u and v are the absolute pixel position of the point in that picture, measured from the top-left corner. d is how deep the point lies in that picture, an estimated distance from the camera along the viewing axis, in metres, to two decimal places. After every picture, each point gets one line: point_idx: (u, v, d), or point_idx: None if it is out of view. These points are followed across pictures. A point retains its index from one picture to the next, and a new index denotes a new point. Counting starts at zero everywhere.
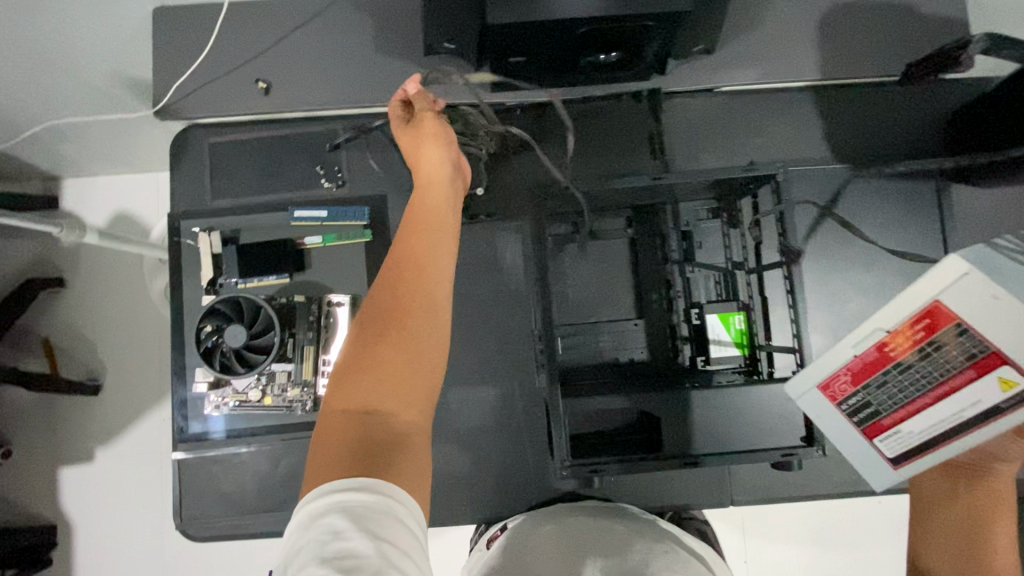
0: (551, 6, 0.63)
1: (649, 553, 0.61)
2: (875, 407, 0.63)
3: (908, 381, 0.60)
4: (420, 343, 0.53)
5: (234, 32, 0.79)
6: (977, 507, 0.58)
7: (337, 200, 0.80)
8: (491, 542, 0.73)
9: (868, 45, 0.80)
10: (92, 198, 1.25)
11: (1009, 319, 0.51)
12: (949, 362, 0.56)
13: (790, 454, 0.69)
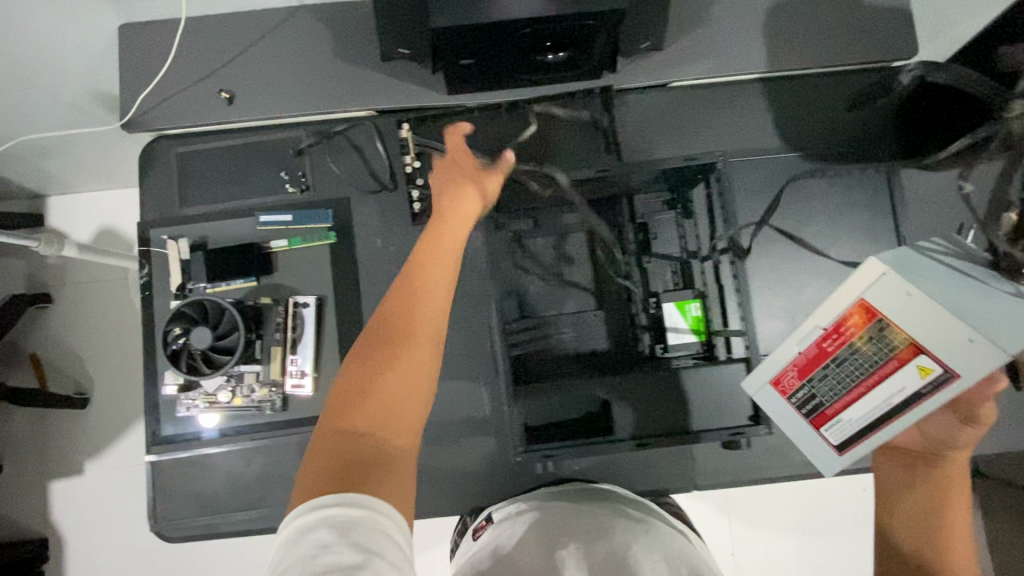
0: (493, 9, 0.65)
1: (633, 534, 0.61)
2: (819, 399, 0.68)
3: (844, 373, 0.65)
4: (419, 366, 0.54)
5: (198, 45, 0.81)
6: (936, 488, 0.60)
7: (301, 204, 0.82)
8: (477, 533, 0.72)
9: (815, 36, 0.82)
10: (76, 214, 1.27)
11: (923, 312, 0.57)
12: (877, 354, 0.61)
13: (737, 432, 0.74)
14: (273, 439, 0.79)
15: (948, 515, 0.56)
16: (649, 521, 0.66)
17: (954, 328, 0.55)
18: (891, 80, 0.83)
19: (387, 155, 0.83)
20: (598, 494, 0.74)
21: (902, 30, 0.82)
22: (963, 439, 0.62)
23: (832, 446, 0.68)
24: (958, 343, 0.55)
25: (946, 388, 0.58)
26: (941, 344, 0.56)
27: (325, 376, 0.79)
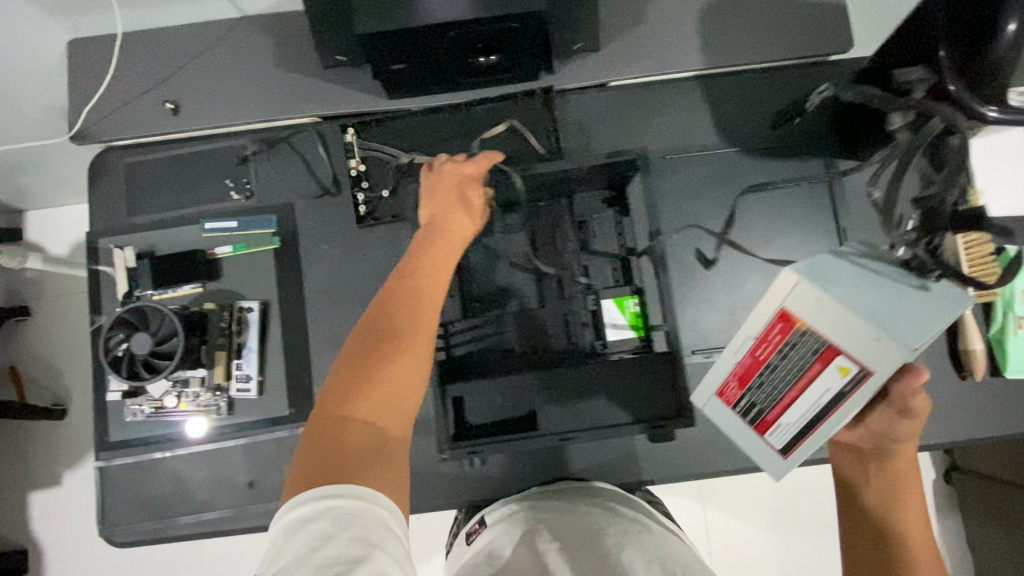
0: (417, 13, 0.66)
1: (626, 535, 0.62)
2: (761, 407, 0.63)
3: (777, 379, 0.59)
4: (417, 363, 0.55)
5: (143, 57, 0.83)
6: (890, 491, 0.57)
7: (246, 210, 0.83)
8: (470, 537, 0.73)
9: (751, 34, 0.83)
10: (53, 228, 1.29)
11: (836, 315, 0.51)
12: (802, 359, 0.56)
13: (656, 425, 0.76)
14: (219, 442, 0.80)
15: (911, 531, 0.55)
16: (639, 521, 0.67)
17: (861, 327, 0.50)
18: (799, 113, 0.81)
19: (330, 160, 0.85)
20: (591, 491, 0.76)
21: (838, 24, 0.82)
22: (907, 432, 0.58)
23: (776, 450, 0.64)
24: (867, 340, 0.50)
25: (867, 385, 0.53)
26: (853, 342, 0.51)
27: (270, 379, 0.80)
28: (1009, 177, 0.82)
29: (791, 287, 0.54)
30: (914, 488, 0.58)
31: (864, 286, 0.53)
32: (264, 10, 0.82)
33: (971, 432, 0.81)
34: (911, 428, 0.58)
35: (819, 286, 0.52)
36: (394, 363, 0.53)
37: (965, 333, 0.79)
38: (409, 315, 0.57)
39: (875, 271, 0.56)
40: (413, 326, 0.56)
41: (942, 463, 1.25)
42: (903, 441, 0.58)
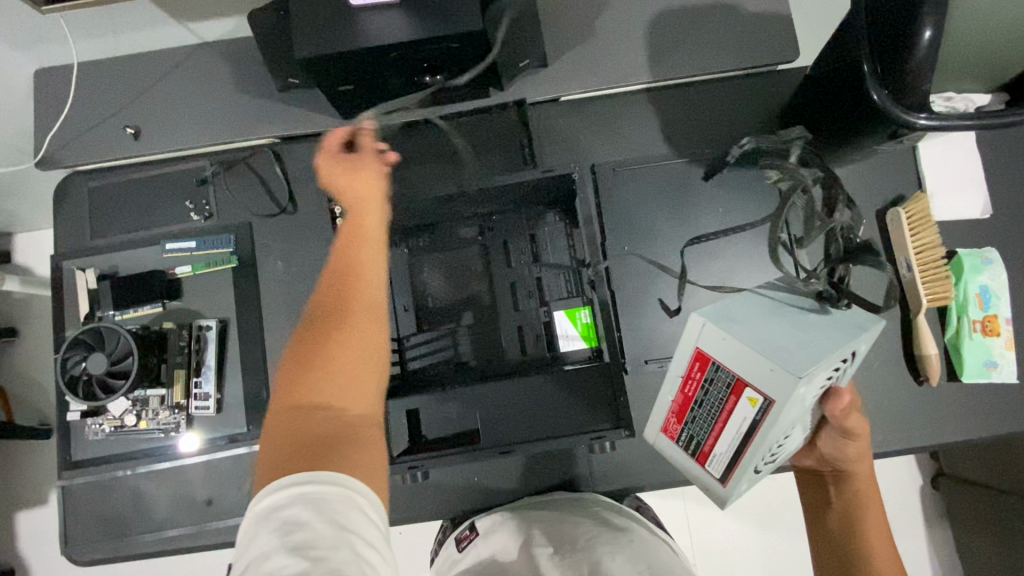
0: (355, 37, 0.68)
1: (612, 544, 0.62)
2: (699, 440, 0.64)
3: (706, 413, 0.62)
4: (367, 338, 0.55)
5: (106, 85, 0.85)
6: (850, 507, 0.63)
7: (205, 231, 0.85)
8: (461, 545, 0.75)
9: (699, 44, 0.83)
10: (42, 250, 1.32)
11: (739, 352, 0.54)
12: (719, 391, 0.59)
13: (597, 437, 0.74)
14: (177, 461, 0.81)
15: (867, 546, 0.60)
16: (630, 529, 0.67)
17: (759, 360, 0.53)
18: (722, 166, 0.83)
19: (287, 179, 0.86)
20: (583, 502, 0.76)
21: (785, 34, 0.83)
22: (858, 452, 0.62)
23: (717, 478, 0.65)
24: (765, 371, 0.53)
25: (775, 413, 0.54)
26: (756, 374, 0.54)
27: (228, 396, 0.81)
28: (957, 182, 0.82)
29: (699, 329, 0.58)
30: (872, 498, 0.63)
31: (763, 320, 0.58)
32: (220, 36, 0.84)
33: (935, 439, 0.79)
34: (859, 447, 0.62)
35: (724, 326, 0.56)
36: (343, 338, 0.54)
37: (919, 338, 0.78)
38: (350, 293, 0.58)
39: (783, 304, 0.61)
40: (355, 303, 0.57)
41: (929, 468, 1.22)
42: (856, 460, 0.63)
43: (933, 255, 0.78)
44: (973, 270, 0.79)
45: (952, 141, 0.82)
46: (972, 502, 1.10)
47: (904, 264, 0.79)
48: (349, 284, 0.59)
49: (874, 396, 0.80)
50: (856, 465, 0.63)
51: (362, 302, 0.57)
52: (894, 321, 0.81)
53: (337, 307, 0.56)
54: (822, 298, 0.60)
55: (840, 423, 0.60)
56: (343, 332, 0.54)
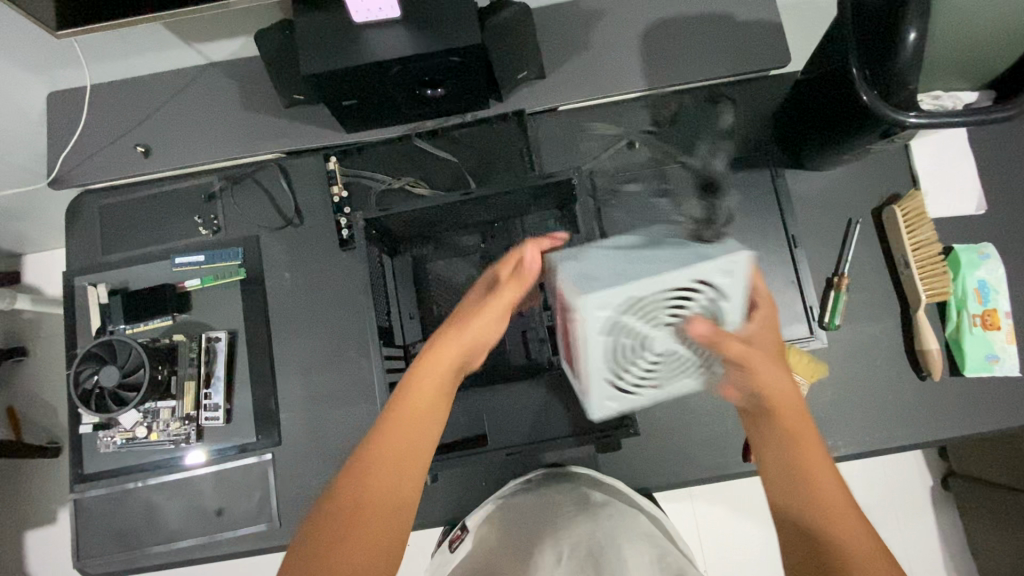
0: (358, 54, 0.70)
1: (598, 524, 0.61)
2: (574, 378, 0.58)
3: (570, 348, 0.56)
4: (404, 476, 0.50)
5: (116, 106, 0.88)
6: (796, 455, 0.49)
7: (214, 245, 0.87)
8: (453, 545, 0.70)
9: (691, 52, 0.86)
10: (52, 271, 1.34)
11: (565, 279, 0.49)
12: (565, 323, 0.54)
13: (606, 432, 0.72)
14: (189, 471, 0.81)
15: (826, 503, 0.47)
16: (609, 503, 0.66)
17: (568, 284, 0.47)
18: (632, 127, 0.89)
19: (293, 192, 0.88)
20: (557, 482, 0.74)
21: (776, 41, 0.85)
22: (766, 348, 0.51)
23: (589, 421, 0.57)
24: (569, 294, 0.47)
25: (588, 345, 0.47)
26: (569, 300, 0.48)
27: (238, 406, 0.83)
28: (949, 178, 0.83)
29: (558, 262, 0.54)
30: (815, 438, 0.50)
31: (615, 252, 0.52)
32: (226, 56, 0.86)
33: (945, 433, 0.79)
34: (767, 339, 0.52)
35: (569, 260, 0.52)
36: (378, 473, 0.49)
37: (921, 334, 0.79)
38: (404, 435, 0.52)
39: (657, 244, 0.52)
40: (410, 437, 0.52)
41: (939, 467, 1.21)
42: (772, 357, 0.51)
43: (930, 253, 0.79)
44: (971, 265, 0.79)
45: (943, 140, 0.84)
46: (983, 499, 1.10)
47: (903, 262, 0.80)
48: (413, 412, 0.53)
49: (878, 392, 0.80)
50: (771, 368, 0.51)
51: (413, 448, 0.52)
52: (894, 317, 0.82)
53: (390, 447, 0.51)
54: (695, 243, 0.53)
55: (717, 336, 0.46)
56: (385, 469, 0.50)
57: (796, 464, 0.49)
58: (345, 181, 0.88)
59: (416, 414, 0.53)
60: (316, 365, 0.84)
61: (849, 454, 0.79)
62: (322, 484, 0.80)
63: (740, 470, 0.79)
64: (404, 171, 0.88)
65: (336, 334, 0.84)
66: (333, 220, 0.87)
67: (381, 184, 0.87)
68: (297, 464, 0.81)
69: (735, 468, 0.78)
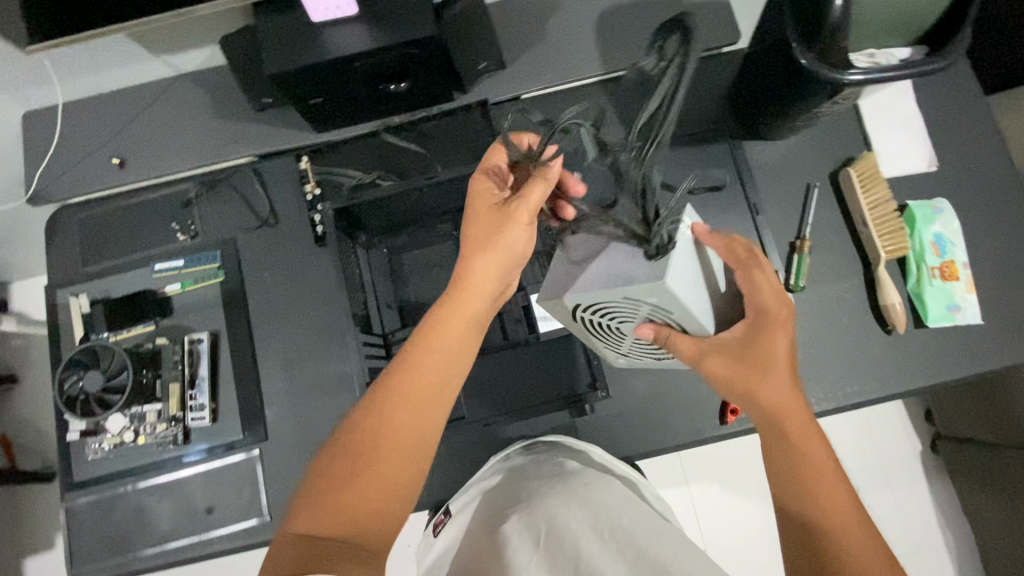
0: (317, 51, 0.72)
1: (568, 500, 0.62)
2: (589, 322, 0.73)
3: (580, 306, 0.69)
4: (422, 415, 0.55)
5: (90, 121, 0.90)
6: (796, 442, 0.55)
7: (192, 249, 0.89)
8: (436, 528, 0.74)
9: (644, 34, 0.89)
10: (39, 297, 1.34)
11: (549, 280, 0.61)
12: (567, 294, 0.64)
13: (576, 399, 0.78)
14: (177, 472, 0.82)
15: (821, 488, 0.53)
16: (583, 471, 0.67)
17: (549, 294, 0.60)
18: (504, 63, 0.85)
19: (267, 193, 0.90)
20: (534, 450, 0.77)
21: (726, 20, 0.88)
22: (752, 348, 0.58)
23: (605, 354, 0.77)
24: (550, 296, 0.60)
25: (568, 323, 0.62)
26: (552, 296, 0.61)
27: (223, 405, 0.84)
28: (900, 139, 0.87)
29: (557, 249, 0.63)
30: (809, 429, 0.56)
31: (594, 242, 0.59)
32: (196, 66, 0.89)
33: (912, 383, 0.81)
34: (753, 338, 0.58)
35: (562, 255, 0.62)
36: (399, 407, 0.54)
37: (882, 290, 0.81)
38: (427, 374, 0.56)
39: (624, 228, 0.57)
40: (441, 356, 0.57)
41: (925, 431, 1.23)
42: (758, 358, 0.57)
43: (886, 210, 0.82)
44: (926, 220, 0.82)
45: (891, 104, 0.87)
46: (968, 459, 1.11)
47: (860, 221, 0.83)
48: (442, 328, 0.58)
49: (846, 349, 0.82)
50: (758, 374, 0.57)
51: (431, 392, 0.56)
52: (856, 276, 0.84)
53: (414, 382, 0.55)
54: (653, 245, 0.51)
55: (666, 335, 0.59)
56: (406, 401, 0.54)
57: (792, 454, 0.55)
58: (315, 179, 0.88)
59: (443, 352, 0.57)
60: (299, 361, 0.85)
61: (823, 410, 0.81)
62: None
63: (718, 434, 0.80)
64: (373, 167, 0.91)
65: (317, 329, 0.86)
66: (307, 218, 0.88)
67: (351, 180, 0.88)
68: (284, 459, 0.82)
69: (712, 431, 0.80)
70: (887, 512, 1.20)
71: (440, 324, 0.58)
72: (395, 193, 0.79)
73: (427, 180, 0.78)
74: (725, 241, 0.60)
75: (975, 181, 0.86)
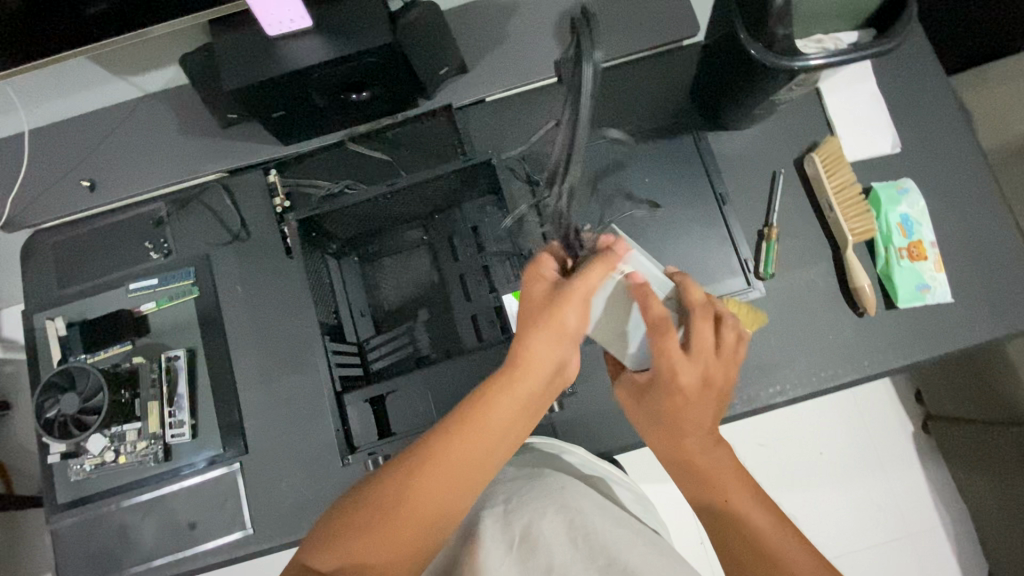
0: (274, 66, 0.73)
1: (540, 500, 0.60)
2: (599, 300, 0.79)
3: None
4: (483, 463, 0.52)
5: (60, 145, 0.91)
6: (717, 485, 0.55)
7: (165, 267, 0.89)
8: None
9: (604, 31, 0.89)
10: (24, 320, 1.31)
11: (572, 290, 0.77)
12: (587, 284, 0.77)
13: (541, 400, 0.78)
14: (159, 489, 0.83)
15: (743, 521, 0.54)
16: (559, 473, 0.65)
17: None
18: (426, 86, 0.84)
19: (237, 208, 0.90)
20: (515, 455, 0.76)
21: (684, 14, 0.89)
22: (657, 402, 0.58)
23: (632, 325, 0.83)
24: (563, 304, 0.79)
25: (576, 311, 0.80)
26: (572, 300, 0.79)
27: (202, 421, 0.84)
28: (863, 122, 0.87)
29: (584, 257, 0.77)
30: (727, 467, 0.56)
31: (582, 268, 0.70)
32: (162, 86, 0.90)
33: (886, 366, 0.81)
34: (660, 397, 0.57)
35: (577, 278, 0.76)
36: (464, 453, 0.51)
37: (852, 273, 0.81)
38: (499, 422, 0.53)
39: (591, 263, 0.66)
40: (514, 401, 0.54)
41: (917, 413, 1.23)
42: (663, 412, 0.58)
43: (850, 193, 0.83)
44: (890, 201, 0.83)
45: (854, 88, 0.88)
46: (959, 439, 1.11)
47: (826, 205, 0.84)
48: (520, 372, 0.54)
49: (818, 334, 0.83)
50: (667, 429, 0.58)
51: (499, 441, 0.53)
52: (826, 261, 0.84)
53: (485, 427, 0.52)
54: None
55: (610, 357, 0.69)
56: (446, 475, 0.51)
57: (713, 492, 0.55)
58: (285, 191, 0.90)
59: (486, 434, 0.52)
60: (276, 373, 0.86)
61: (798, 397, 0.81)
62: (290, 487, 0.82)
63: None
64: (342, 177, 0.92)
65: (293, 341, 0.87)
66: (277, 230, 0.89)
67: (319, 192, 0.90)
68: (265, 472, 0.83)
69: None
70: (883, 497, 1.19)
71: (484, 404, 0.53)
72: (360, 203, 0.80)
73: (390, 187, 0.79)
74: (640, 290, 0.57)
75: (940, 161, 0.86)
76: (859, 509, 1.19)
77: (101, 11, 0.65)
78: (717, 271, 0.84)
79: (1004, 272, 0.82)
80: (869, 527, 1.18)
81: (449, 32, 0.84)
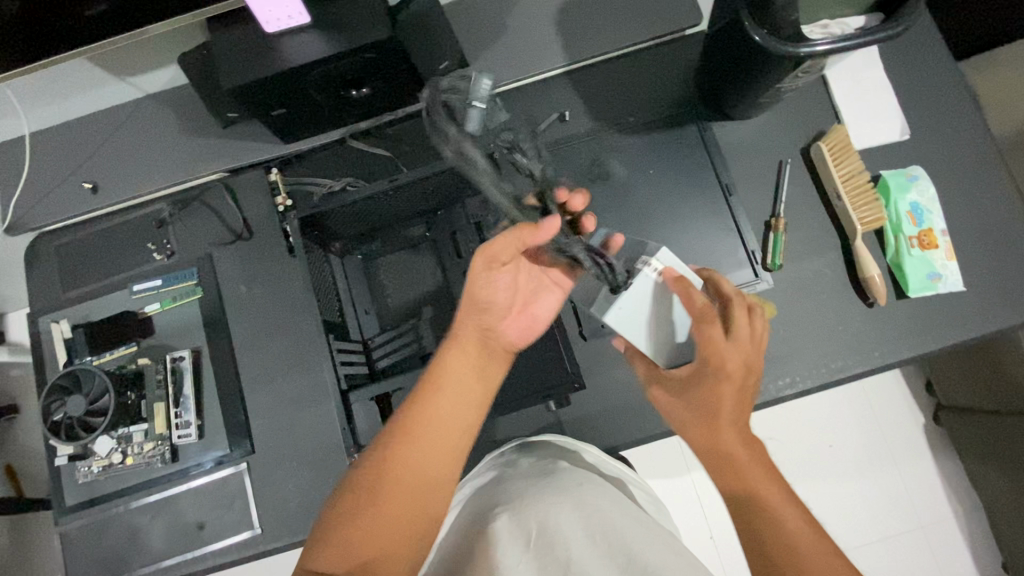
0: (271, 63, 0.72)
1: (560, 495, 0.58)
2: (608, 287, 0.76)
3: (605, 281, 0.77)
4: (448, 423, 0.60)
5: (61, 148, 0.90)
6: (745, 479, 0.54)
7: (168, 268, 0.89)
8: None
9: (605, 23, 0.88)
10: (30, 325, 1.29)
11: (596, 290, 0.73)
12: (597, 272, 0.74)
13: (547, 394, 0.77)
14: (167, 490, 0.83)
15: (770, 516, 0.52)
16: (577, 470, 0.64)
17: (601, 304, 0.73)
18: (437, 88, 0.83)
19: (239, 207, 0.90)
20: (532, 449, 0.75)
21: (687, 3, 0.87)
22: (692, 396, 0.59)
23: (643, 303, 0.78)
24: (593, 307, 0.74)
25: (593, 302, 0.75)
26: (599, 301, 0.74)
27: (208, 421, 0.84)
28: (870, 110, 0.85)
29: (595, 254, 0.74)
30: (757, 463, 0.55)
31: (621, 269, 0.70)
32: (161, 87, 0.89)
33: (897, 356, 0.80)
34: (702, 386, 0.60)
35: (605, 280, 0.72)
36: (429, 418, 0.59)
37: (861, 263, 0.80)
38: (453, 386, 0.61)
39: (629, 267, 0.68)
40: (462, 368, 0.63)
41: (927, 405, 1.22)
42: (698, 407, 0.59)
43: (859, 182, 0.81)
44: (900, 189, 0.81)
45: (860, 76, 0.86)
46: (971, 430, 1.10)
47: (834, 195, 0.82)
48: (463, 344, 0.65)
49: (827, 324, 0.81)
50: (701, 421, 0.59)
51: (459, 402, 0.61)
52: (835, 251, 0.83)
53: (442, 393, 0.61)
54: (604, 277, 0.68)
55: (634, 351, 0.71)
56: (420, 443, 0.58)
57: (741, 487, 0.54)
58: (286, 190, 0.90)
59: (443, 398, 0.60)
60: (281, 373, 0.85)
61: (807, 389, 0.80)
62: (297, 485, 0.82)
63: None
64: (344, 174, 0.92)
65: (297, 340, 0.86)
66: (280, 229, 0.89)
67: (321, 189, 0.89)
68: (271, 472, 0.83)
69: None
70: (894, 489, 1.18)
71: (440, 373, 0.62)
72: (363, 198, 0.79)
73: (391, 182, 0.77)
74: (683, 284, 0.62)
75: (950, 148, 0.85)
76: (869, 502, 1.17)
77: (98, 13, 0.64)
78: (725, 263, 0.83)
79: (1015, 259, 0.81)
80: (879, 519, 1.17)
81: (448, 25, 0.83)
